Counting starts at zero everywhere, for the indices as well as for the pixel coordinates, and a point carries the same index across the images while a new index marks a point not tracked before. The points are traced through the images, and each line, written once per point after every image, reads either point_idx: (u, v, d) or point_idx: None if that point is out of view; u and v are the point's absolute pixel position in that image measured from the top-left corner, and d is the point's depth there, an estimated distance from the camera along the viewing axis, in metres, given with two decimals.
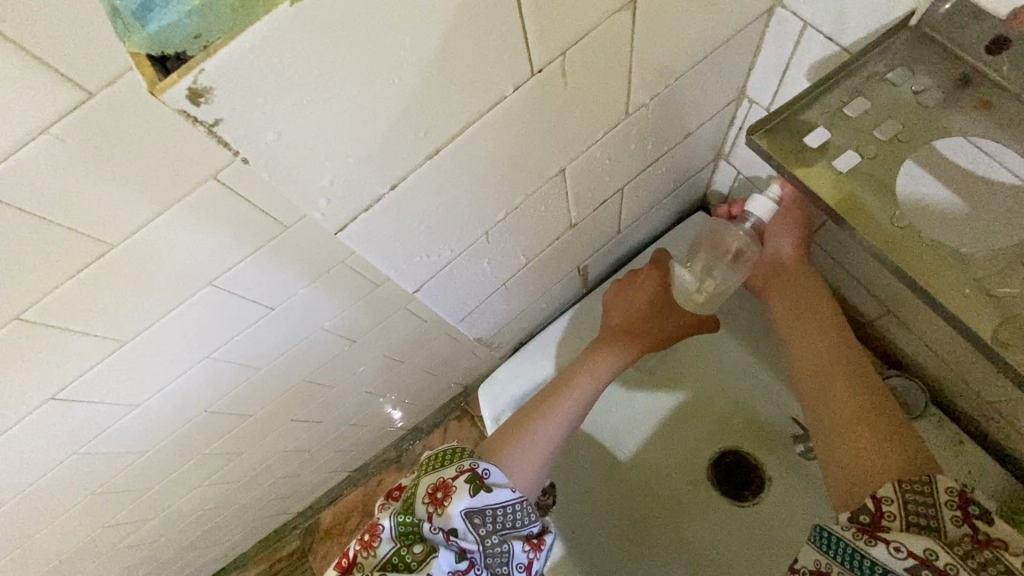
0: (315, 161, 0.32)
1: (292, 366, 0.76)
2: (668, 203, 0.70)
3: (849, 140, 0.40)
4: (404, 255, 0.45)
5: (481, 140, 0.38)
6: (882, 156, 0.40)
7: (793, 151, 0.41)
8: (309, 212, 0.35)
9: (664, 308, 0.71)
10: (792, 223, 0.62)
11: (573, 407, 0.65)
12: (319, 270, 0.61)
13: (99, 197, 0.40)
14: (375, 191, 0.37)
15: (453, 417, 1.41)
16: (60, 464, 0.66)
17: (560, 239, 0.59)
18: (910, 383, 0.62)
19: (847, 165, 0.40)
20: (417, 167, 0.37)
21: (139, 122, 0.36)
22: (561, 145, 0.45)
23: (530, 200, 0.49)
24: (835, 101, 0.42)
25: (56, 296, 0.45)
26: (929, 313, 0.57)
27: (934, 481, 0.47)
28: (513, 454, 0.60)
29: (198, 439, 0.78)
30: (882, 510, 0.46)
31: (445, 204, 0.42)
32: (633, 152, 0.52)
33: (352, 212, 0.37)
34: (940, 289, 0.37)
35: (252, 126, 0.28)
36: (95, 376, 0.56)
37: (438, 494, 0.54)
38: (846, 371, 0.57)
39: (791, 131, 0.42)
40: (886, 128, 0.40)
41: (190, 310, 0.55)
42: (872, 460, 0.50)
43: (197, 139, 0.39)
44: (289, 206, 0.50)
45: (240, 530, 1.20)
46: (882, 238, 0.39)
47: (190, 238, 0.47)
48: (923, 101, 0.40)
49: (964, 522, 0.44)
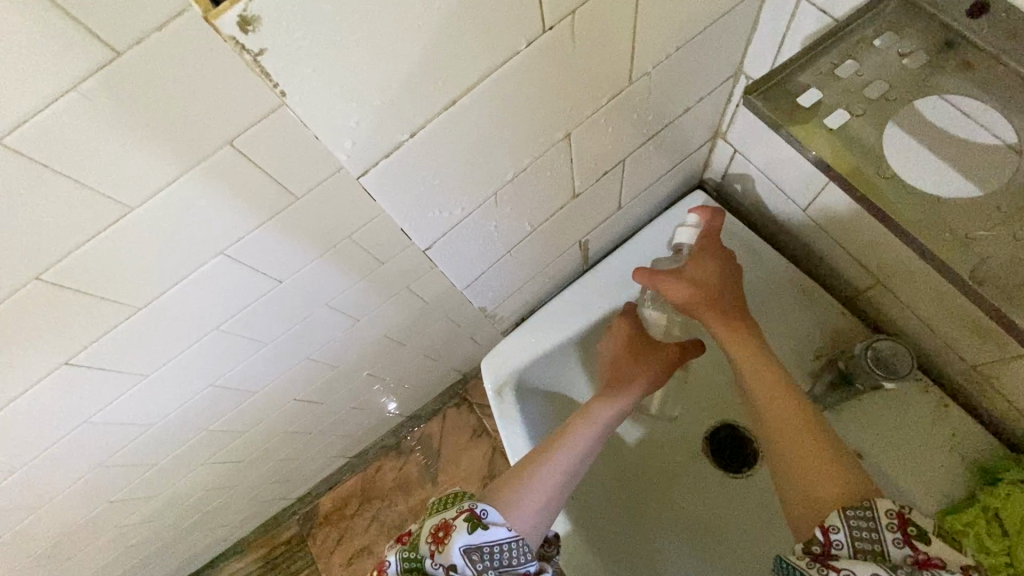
0: (341, 103, 0.34)
1: (296, 342, 0.78)
2: (668, 179, 0.72)
3: (839, 99, 0.43)
4: (417, 209, 0.47)
5: (491, 98, 0.40)
6: (870, 113, 0.42)
7: (790, 110, 0.43)
8: (337, 154, 0.37)
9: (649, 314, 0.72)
10: (709, 259, 0.65)
11: (587, 436, 0.64)
12: (325, 244, 0.63)
13: (120, 159, 0.41)
14: (395, 138, 0.39)
15: (451, 404, 1.44)
16: (68, 434, 0.67)
17: (564, 209, 0.61)
18: (899, 348, 0.59)
19: (837, 122, 0.42)
20: (434, 118, 0.39)
21: (177, 79, 0.38)
22: (566, 109, 0.46)
23: (536, 163, 0.50)
24: (827, 64, 0.44)
25: (75, 257, 0.46)
26: (918, 280, 0.56)
27: (875, 506, 0.49)
28: (509, 495, 0.59)
29: (203, 413, 0.79)
30: (830, 540, 0.49)
31: (453, 162, 0.44)
32: (634, 122, 0.54)
33: (375, 157, 0.40)
34: (928, 236, 0.39)
35: (292, 63, 0.30)
36: (105, 343, 0.57)
37: (441, 533, 0.56)
38: (787, 398, 0.57)
39: (786, 93, 0.44)
40: (875, 88, 0.43)
41: (202, 279, 0.56)
42: (812, 483, 0.52)
43: (243, 81, 0.41)
44: (299, 178, 0.52)
45: (239, 512, 1.21)
46: (872, 190, 0.40)
47: (204, 201, 0.48)
48: (908, 64, 0.43)
49: (904, 544, 0.48)
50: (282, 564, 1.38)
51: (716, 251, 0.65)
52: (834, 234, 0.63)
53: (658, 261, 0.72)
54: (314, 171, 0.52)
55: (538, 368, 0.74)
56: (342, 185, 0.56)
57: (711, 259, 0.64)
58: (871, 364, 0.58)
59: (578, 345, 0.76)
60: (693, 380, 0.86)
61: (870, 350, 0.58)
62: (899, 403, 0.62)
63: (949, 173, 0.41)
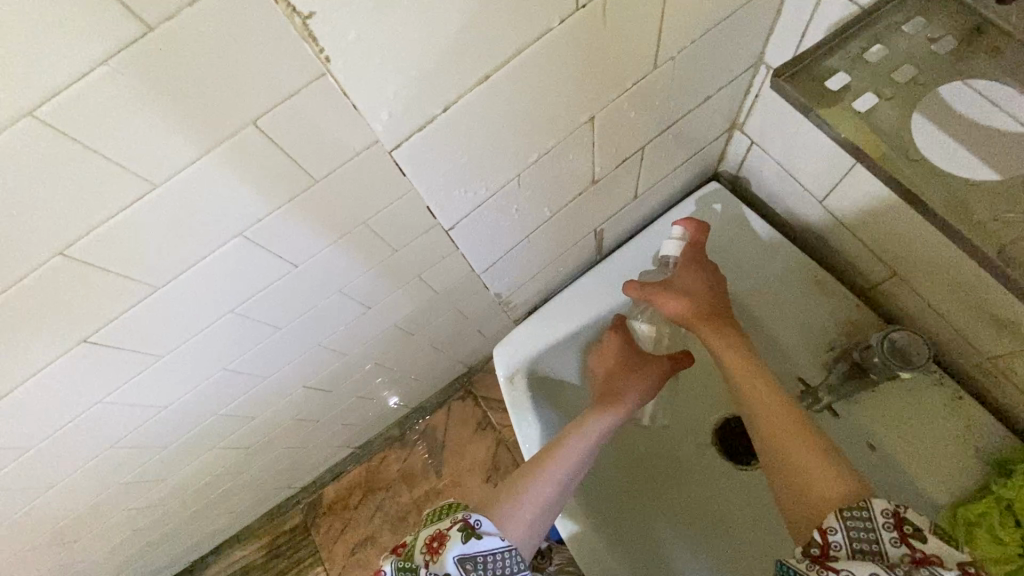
0: (379, 74, 0.35)
1: (309, 328, 0.78)
2: (685, 171, 0.71)
3: (867, 84, 0.43)
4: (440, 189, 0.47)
5: (521, 75, 0.40)
6: (899, 97, 0.42)
7: (819, 92, 0.42)
8: (374, 123, 0.37)
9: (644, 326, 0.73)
10: (695, 271, 0.66)
11: (579, 446, 0.64)
12: (341, 229, 0.63)
13: (145, 136, 0.42)
14: (429, 112, 0.39)
15: (456, 397, 1.44)
16: (84, 413, 0.68)
17: (582, 196, 0.61)
18: (915, 336, 0.57)
19: (866, 106, 0.41)
20: (468, 92, 0.39)
21: (214, 53, 0.38)
22: (593, 91, 0.46)
23: (558, 147, 0.51)
24: (856, 48, 0.44)
25: (104, 231, 0.47)
26: (937, 270, 0.56)
27: (872, 505, 0.49)
28: (501, 504, 0.60)
29: (215, 396, 0.80)
30: (829, 542, 0.49)
31: (479, 141, 0.44)
32: (656, 107, 0.54)
33: (410, 129, 0.40)
34: (957, 217, 0.39)
35: (339, 26, 0.31)
36: (125, 321, 0.57)
37: (435, 543, 0.56)
38: (777, 401, 0.58)
39: (814, 75, 0.43)
40: (904, 73, 0.42)
41: (220, 260, 0.57)
42: (805, 483, 0.52)
43: (277, 57, 0.41)
44: (320, 159, 0.52)
45: (245, 500, 1.22)
46: (900, 171, 0.40)
47: (227, 180, 0.49)
48: (937, 50, 0.43)
49: (902, 542, 0.47)
50: (286, 552, 1.39)
51: (704, 263, 0.66)
52: (852, 227, 0.63)
53: (647, 274, 0.73)
54: (338, 150, 0.52)
55: (552, 357, 0.74)
56: (361, 168, 0.56)
57: (698, 270, 0.66)
58: (886, 356, 0.55)
59: (588, 338, 0.75)
60: (702, 372, 0.86)
61: (886, 338, 0.56)
62: (914, 396, 0.62)
63: (982, 155, 0.40)
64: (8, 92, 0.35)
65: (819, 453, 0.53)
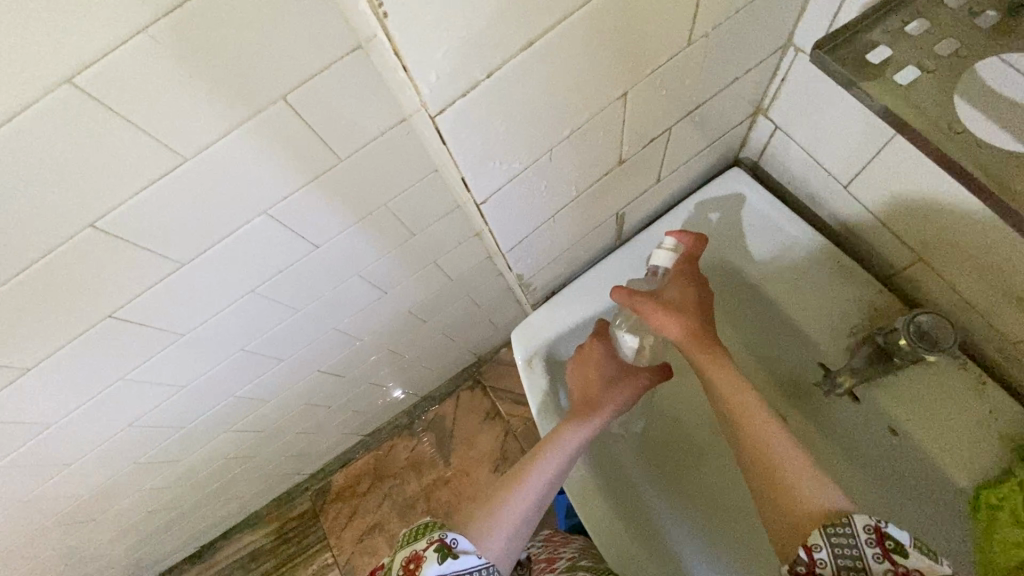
0: (429, 38, 0.34)
1: (326, 312, 0.79)
2: (707, 156, 0.71)
3: (910, 55, 0.43)
4: (472, 165, 0.47)
5: (559, 47, 0.40)
6: (942, 69, 0.42)
7: (858, 65, 0.43)
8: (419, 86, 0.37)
9: (629, 340, 0.70)
10: (685, 284, 0.65)
11: (559, 457, 0.62)
12: (363, 210, 0.63)
13: (179, 108, 0.42)
14: (474, 76, 0.39)
15: (465, 386, 1.45)
16: (106, 390, 0.68)
17: (608, 177, 0.61)
18: (942, 320, 0.54)
19: (907, 79, 0.41)
20: (512, 58, 0.39)
21: (249, 19, 0.39)
22: (626, 65, 0.46)
23: (587, 125, 0.50)
24: (896, 22, 0.44)
25: (134, 204, 0.47)
26: (965, 254, 0.55)
27: (853, 521, 0.46)
28: (479, 520, 0.56)
29: (232, 377, 0.80)
30: (814, 559, 0.46)
31: (512, 114, 0.44)
32: (686, 85, 0.53)
33: (451, 97, 0.39)
34: (1005, 192, 0.38)
35: None
36: (150, 296, 0.58)
37: (411, 565, 0.51)
38: (758, 415, 0.56)
39: (854, 48, 0.44)
40: (946, 46, 0.42)
41: (245, 237, 0.57)
42: (788, 499, 0.50)
43: (312, 26, 0.42)
44: (347, 135, 0.53)
45: (257, 484, 1.23)
46: (946, 145, 0.39)
47: (255, 156, 0.49)
48: (980, 24, 0.43)
49: (884, 558, 0.45)
50: (295, 538, 1.40)
51: (692, 277, 0.66)
52: (878, 211, 0.62)
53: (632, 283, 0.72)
54: (366, 123, 0.52)
55: (571, 340, 0.74)
56: (387, 145, 0.56)
57: (686, 283, 0.65)
58: (911, 339, 0.53)
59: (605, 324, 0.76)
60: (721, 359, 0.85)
61: (912, 323, 0.54)
62: (937, 380, 0.61)
63: None
64: (48, 57, 0.35)
65: (801, 469, 0.51)
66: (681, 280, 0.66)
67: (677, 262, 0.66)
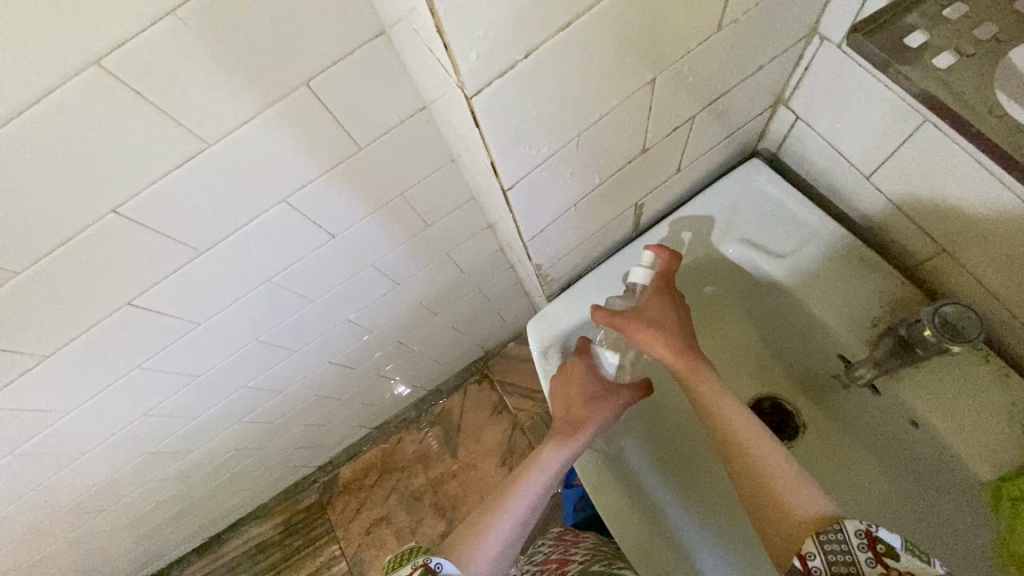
0: (472, 16, 0.34)
1: (340, 303, 0.79)
2: (726, 146, 0.71)
3: (949, 40, 0.45)
4: (501, 152, 0.46)
5: (594, 28, 0.40)
6: (983, 53, 0.44)
7: (895, 49, 0.46)
8: (459, 66, 0.36)
9: (610, 356, 0.72)
10: (664, 300, 0.65)
11: (542, 477, 0.64)
12: (379, 200, 0.63)
13: (203, 92, 0.42)
14: (512, 57, 0.38)
15: (472, 380, 1.45)
16: (121, 378, 0.68)
17: (630, 166, 0.60)
18: (966, 310, 0.54)
19: (946, 63, 0.44)
20: (549, 39, 0.39)
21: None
22: (657, 49, 0.46)
23: (613, 112, 0.50)
24: (934, 6, 0.46)
25: (155, 189, 0.47)
26: (991, 245, 0.55)
27: (844, 526, 0.46)
28: (465, 546, 0.57)
29: (247, 367, 0.80)
30: (808, 567, 0.46)
31: (545, 98, 0.44)
32: (713, 71, 0.53)
33: (488, 78, 0.39)
34: None
35: None
36: (170, 284, 0.58)
37: None
38: (744, 426, 0.56)
39: (892, 35, 0.47)
40: (986, 29, 0.44)
41: (263, 225, 0.57)
42: (776, 508, 0.50)
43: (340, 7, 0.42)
44: (369, 123, 0.53)
45: (266, 476, 1.24)
46: None
47: (278, 143, 0.49)
48: (1018, 8, 0.43)
49: (876, 562, 0.45)
50: (302, 530, 1.40)
51: (671, 292, 0.66)
52: (901, 202, 0.62)
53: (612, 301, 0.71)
54: (388, 110, 0.52)
55: (586, 332, 0.74)
56: (407, 133, 0.56)
57: (666, 299, 0.65)
58: (937, 329, 0.53)
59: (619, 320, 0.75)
60: (734, 352, 0.84)
61: (936, 315, 0.54)
62: (958, 372, 0.61)
63: None
64: (79, 37, 0.35)
65: (788, 478, 0.51)
66: (660, 297, 0.65)
67: (655, 278, 0.66)
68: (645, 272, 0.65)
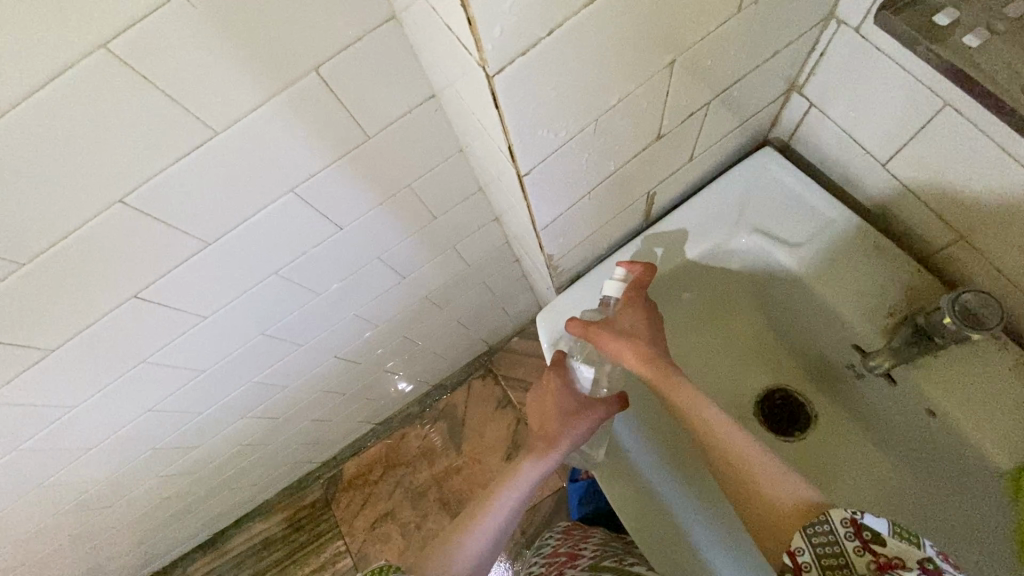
0: None
1: (348, 295, 0.78)
2: (738, 135, 0.70)
3: (978, 17, 0.44)
4: (518, 136, 0.45)
5: (617, 6, 0.39)
6: (1014, 29, 0.43)
7: (924, 28, 0.46)
8: (482, 42, 0.35)
9: (586, 370, 0.70)
10: (636, 311, 0.64)
11: (516, 492, 0.67)
12: (388, 190, 0.63)
13: (211, 76, 0.41)
14: (534, 34, 0.37)
15: (476, 375, 1.44)
16: (126, 373, 0.67)
17: (643, 154, 0.59)
18: (988, 298, 0.53)
19: (976, 40, 0.44)
20: (572, 15, 0.38)
21: None
22: (677, 29, 0.45)
23: (630, 97, 0.49)
24: None
25: (163, 178, 0.46)
26: (1011, 231, 0.54)
27: (829, 517, 0.45)
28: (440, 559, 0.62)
29: (252, 361, 0.80)
30: (799, 564, 0.44)
31: (565, 79, 0.43)
32: (730, 54, 0.52)
33: (511, 55, 0.38)
34: None
35: None
36: (177, 276, 0.57)
37: None
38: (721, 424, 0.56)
39: (920, 13, 0.47)
40: (1018, 6, 0.43)
41: (271, 216, 0.56)
42: (763, 506, 0.52)
43: None
44: (380, 109, 0.52)
45: (270, 472, 1.23)
46: None
47: (288, 130, 0.48)
48: None
49: (865, 550, 0.43)
50: (307, 526, 1.40)
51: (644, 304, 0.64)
52: (918, 189, 0.61)
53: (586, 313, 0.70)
54: (399, 96, 0.51)
55: None
56: (418, 121, 0.55)
57: (638, 310, 0.63)
58: (957, 317, 0.52)
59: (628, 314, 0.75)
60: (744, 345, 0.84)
61: (957, 302, 0.53)
62: (976, 361, 0.61)
63: None
64: (91, 17, 0.34)
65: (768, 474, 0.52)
66: (633, 309, 0.64)
67: (628, 290, 0.65)
68: (618, 284, 0.64)
